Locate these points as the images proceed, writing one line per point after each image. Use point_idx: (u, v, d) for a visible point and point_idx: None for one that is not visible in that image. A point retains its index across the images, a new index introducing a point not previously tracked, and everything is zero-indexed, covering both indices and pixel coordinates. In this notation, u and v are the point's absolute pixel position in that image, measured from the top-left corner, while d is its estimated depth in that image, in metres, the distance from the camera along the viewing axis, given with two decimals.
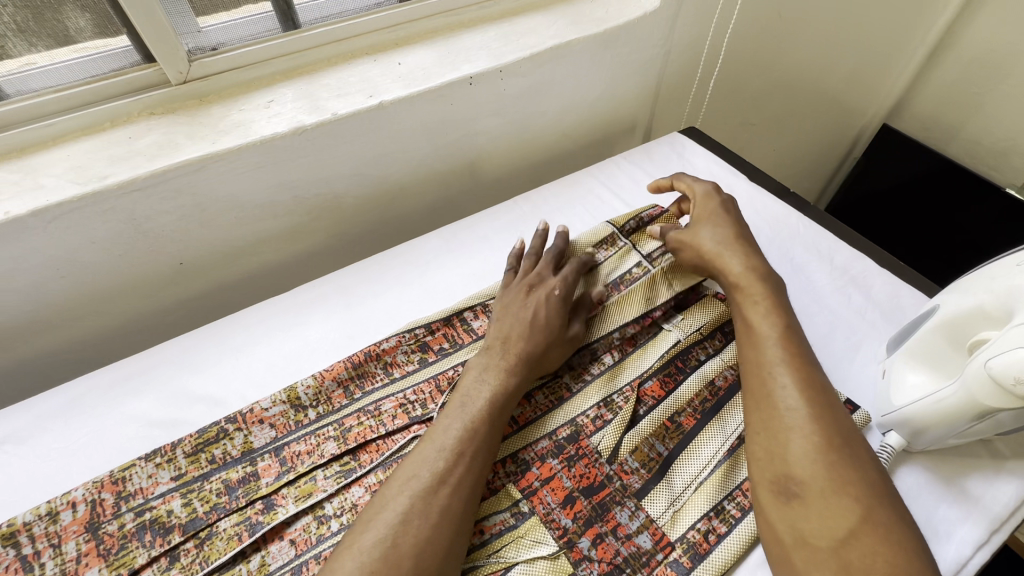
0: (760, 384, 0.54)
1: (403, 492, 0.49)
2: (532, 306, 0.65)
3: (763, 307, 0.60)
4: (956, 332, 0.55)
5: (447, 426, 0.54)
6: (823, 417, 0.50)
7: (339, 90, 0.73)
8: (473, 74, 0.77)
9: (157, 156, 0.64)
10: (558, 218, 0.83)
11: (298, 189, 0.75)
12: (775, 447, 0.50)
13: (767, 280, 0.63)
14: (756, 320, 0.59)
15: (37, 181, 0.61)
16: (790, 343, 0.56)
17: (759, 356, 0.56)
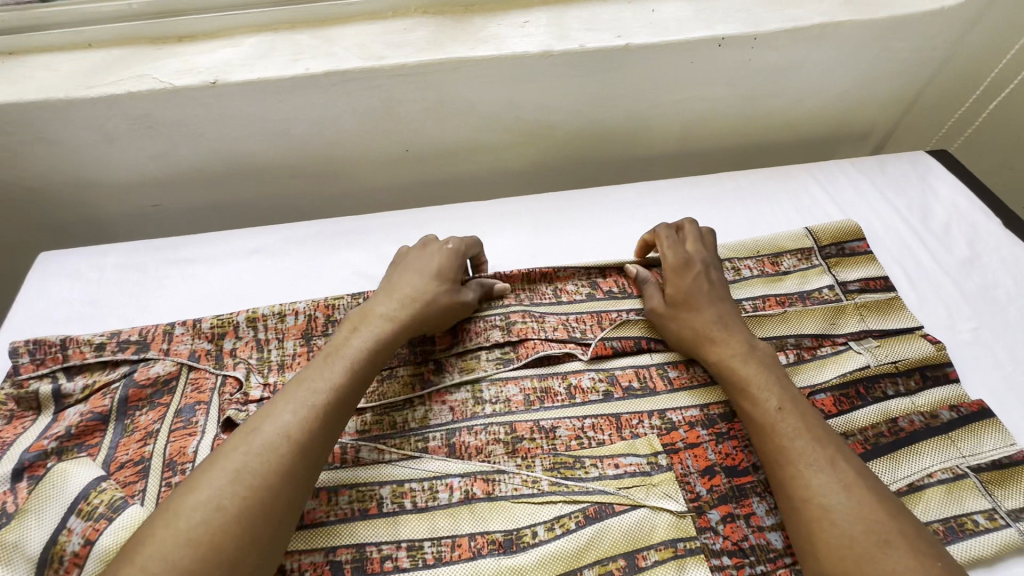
0: (774, 478, 0.50)
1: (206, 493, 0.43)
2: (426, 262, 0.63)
3: (754, 385, 0.55)
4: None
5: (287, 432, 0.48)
6: (844, 509, 0.46)
7: (591, 24, 0.75)
8: (726, 37, 0.74)
9: (424, 50, 0.71)
10: (760, 205, 0.79)
11: (523, 109, 0.79)
12: (808, 551, 0.46)
13: (755, 362, 0.57)
14: (750, 405, 0.54)
15: (331, 49, 0.72)
16: (793, 429, 0.51)
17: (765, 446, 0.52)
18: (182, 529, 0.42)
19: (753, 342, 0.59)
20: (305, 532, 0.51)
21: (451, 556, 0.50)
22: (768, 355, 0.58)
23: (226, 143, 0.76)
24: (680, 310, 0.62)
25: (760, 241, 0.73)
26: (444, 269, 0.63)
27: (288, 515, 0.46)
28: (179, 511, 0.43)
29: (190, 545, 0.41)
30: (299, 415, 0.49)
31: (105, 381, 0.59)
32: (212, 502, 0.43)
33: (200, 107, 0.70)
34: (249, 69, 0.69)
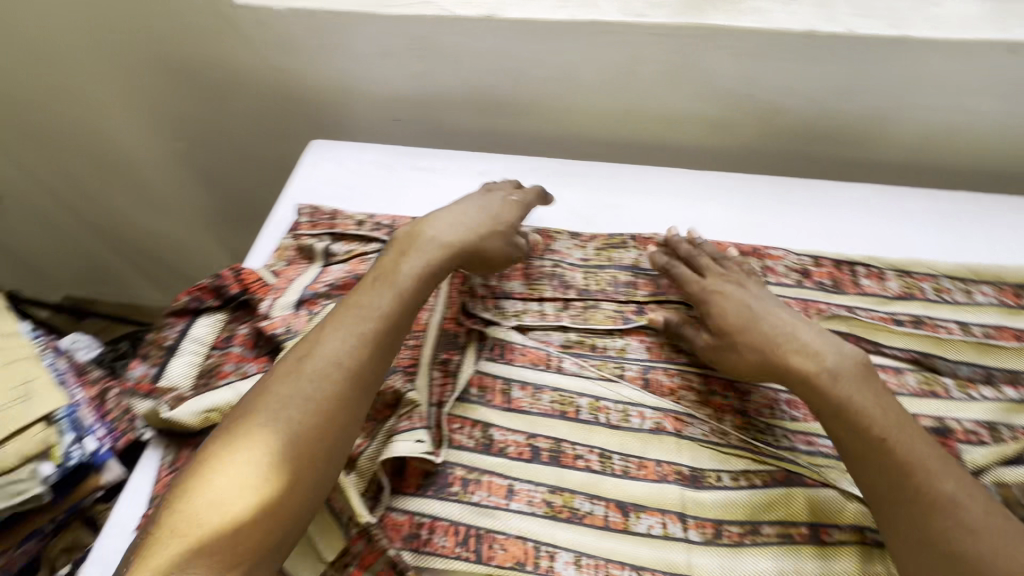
0: (881, 508, 0.48)
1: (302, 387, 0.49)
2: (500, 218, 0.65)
3: (851, 419, 0.50)
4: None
5: (348, 337, 0.52)
6: (964, 549, 0.44)
7: (863, 10, 0.72)
8: (1021, 43, 0.67)
9: (684, 13, 0.73)
10: (1007, 235, 0.72)
11: (760, 88, 0.78)
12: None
13: (843, 389, 0.51)
14: (848, 444, 0.50)
15: (595, 1, 0.76)
16: (900, 472, 0.47)
17: (869, 488, 0.49)
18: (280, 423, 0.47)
19: (840, 364, 0.53)
20: (512, 414, 0.57)
21: (638, 473, 0.54)
22: (858, 366, 0.53)
23: (475, 75, 0.84)
24: (736, 333, 0.57)
25: (1003, 270, 0.67)
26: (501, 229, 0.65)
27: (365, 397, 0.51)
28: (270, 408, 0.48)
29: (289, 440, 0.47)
30: (367, 328, 0.53)
31: (362, 251, 0.70)
32: (303, 402, 0.48)
33: (468, 38, 0.79)
34: (520, 10, 0.76)
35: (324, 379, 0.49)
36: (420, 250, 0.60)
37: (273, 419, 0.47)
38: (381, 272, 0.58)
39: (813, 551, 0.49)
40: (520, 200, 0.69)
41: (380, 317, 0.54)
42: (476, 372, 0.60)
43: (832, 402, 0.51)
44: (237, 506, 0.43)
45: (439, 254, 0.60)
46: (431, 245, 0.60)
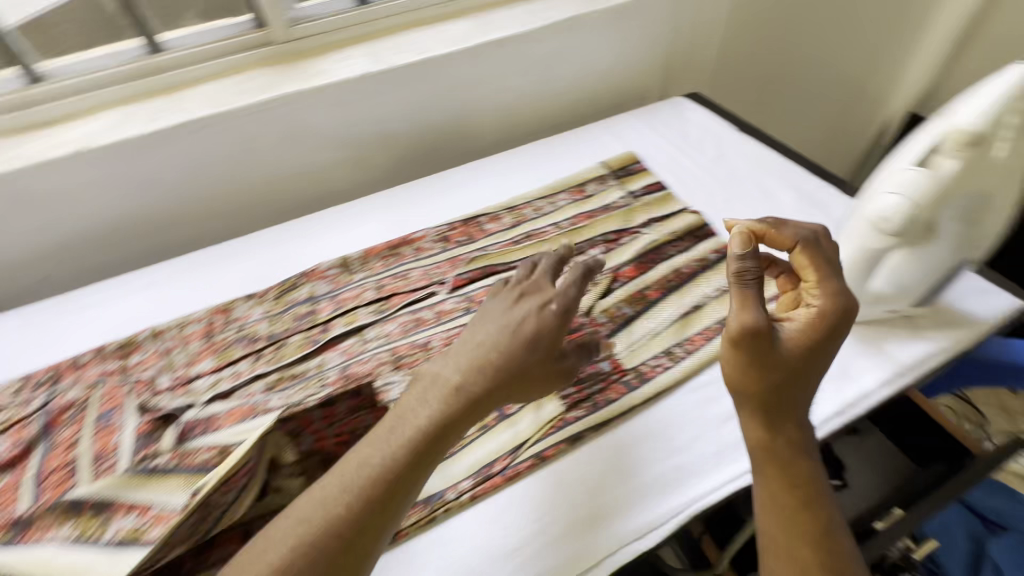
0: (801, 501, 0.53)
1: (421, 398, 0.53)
2: (518, 314, 0.57)
3: (816, 498, 0.53)
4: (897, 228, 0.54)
5: (414, 408, 0.52)
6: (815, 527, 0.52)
7: (398, 49, 0.94)
8: (501, 38, 0.96)
9: (264, 92, 0.88)
10: (567, 155, 0.99)
11: (363, 126, 0.97)
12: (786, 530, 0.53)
13: (809, 472, 0.54)
14: (792, 508, 0.53)
15: (184, 106, 0.85)
16: (829, 555, 0.51)
17: (788, 531, 0.53)
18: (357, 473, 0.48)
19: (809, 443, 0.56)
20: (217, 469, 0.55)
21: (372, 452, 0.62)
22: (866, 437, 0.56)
23: (109, 203, 0.87)
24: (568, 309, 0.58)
25: (568, 179, 0.93)
26: (521, 332, 0.55)
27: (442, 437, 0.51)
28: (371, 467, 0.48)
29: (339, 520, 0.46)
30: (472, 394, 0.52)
31: (23, 416, 0.65)
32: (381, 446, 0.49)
33: (75, 174, 0.81)
34: (115, 132, 0.82)
35: (409, 418, 0.51)
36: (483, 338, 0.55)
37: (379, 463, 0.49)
38: (475, 368, 0.53)
39: (503, 426, 0.62)
40: (550, 309, 0.57)
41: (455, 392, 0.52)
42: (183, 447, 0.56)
43: (794, 483, 0.53)
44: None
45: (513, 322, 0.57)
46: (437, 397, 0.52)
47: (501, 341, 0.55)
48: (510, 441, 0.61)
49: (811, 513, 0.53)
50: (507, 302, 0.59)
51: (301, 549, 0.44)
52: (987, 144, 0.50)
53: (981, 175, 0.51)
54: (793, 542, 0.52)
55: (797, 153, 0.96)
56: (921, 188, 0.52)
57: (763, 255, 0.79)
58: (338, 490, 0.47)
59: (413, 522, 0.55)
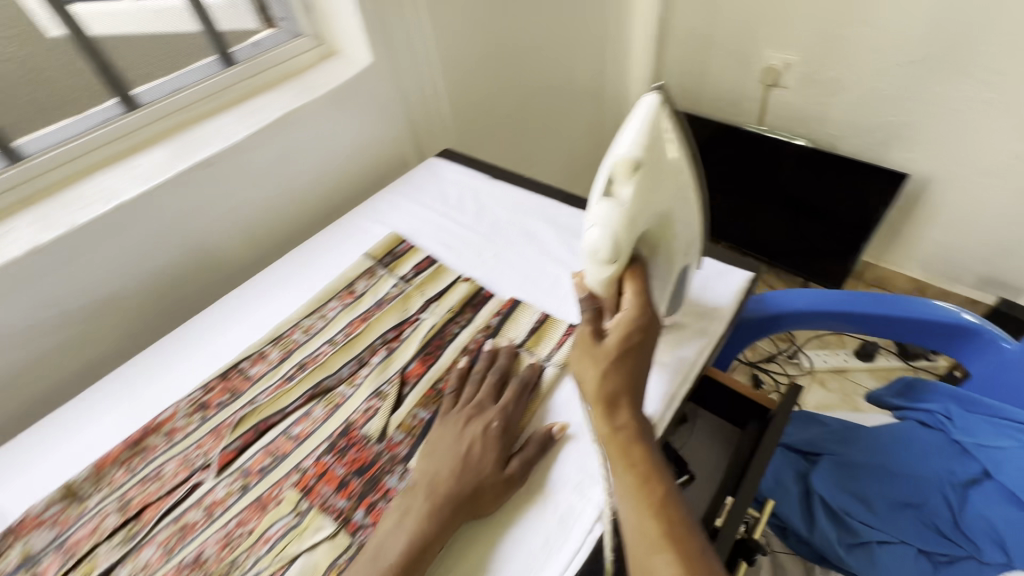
0: (634, 456, 0.50)
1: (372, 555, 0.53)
2: (467, 440, 0.60)
3: (662, 487, 0.49)
4: (608, 263, 0.56)
5: (381, 544, 0.54)
6: (653, 484, 0.49)
7: (78, 203, 0.79)
8: (209, 158, 0.86)
9: None
10: (330, 255, 0.91)
11: (63, 302, 0.79)
12: (632, 493, 0.48)
13: (650, 456, 0.50)
14: (637, 496, 0.48)
15: None
16: (683, 541, 0.45)
17: (636, 521, 0.47)
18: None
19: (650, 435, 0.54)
20: None
21: None
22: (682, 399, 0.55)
23: None
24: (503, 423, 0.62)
25: (335, 282, 0.86)
26: (462, 464, 0.58)
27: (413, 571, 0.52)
28: None
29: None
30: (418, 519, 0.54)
31: None
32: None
33: None
34: None
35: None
36: (443, 466, 0.58)
37: None
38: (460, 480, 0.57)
39: None
40: (486, 435, 0.61)
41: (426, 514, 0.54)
42: None
43: (636, 470, 0.50)
44: None
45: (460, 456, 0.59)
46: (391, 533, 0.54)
47: (449, 468, 0.58)
48: None
49: (662, 502, 0.48)
50: (454, 426, 0.62)
51: None
52: (648, 165, 0.55)
53: (655, 194, 0.56)
54: (644, 539, 0.46)
55: (548, 185, 1.01)
56: (613, 222, 0.55)
57: (540, 300, 0.80)
58: None
59: None
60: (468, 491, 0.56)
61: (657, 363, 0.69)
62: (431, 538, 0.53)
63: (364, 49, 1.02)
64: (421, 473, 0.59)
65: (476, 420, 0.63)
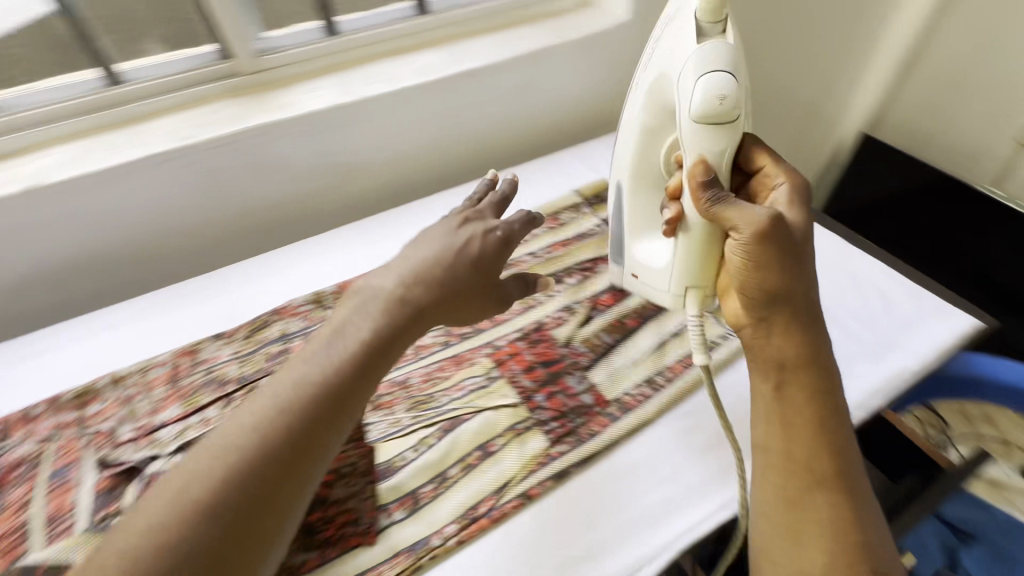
0: (799, 414, 0.50)
1: (335, 331, 0.45)
2: (463, 236, 0.54)
3: (841, 478, 0.48)
4: (716, 105, 0.52)
5: (343, 325, 0.45)
6: (811, 448, 0.49)
7: (369, 79, 0.94)
8: (472, 70, 0.97)
9: (230, 123, 0.86)
10: (542, 183, 0.99)
11: (335, 156, 0.96)
12: (789, 445, 0.50)
13: (819, 419, 0.50)
14: (795, 449, 0.49)
15: (145, 140, 0.83)
16: (829, 507, 0.48)
17: (784, 469, 0.49)
18: (227, 471, 0.37)
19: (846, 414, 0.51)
20: None
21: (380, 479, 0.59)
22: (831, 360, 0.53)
23: (64, 238, 0.83)
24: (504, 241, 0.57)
25: (544, 207, 0.94)
26: (458, 264, 0.51)
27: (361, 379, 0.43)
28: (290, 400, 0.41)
29: (218, 499, 0.36)
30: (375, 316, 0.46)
31: None
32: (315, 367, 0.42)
33: (25, 211, 0.78)
34: (69, 168, 0.79)
35: (311, 368, 0.42)
36: (423, 262, 0.50)
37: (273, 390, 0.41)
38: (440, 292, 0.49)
39: (486, 464, 0.61)
40: (493, 245, 0.55)
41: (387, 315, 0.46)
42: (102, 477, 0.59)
43: (801, 428, 0.50)
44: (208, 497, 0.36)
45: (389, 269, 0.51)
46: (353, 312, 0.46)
47: (439, 255, 0.51)
48: (494, 480, 0.59)
49: (833, 492, 0.48)
50: (445, 226, 0.55)
51: (246, 445, 0.38)
52: None
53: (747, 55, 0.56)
54: (789, 515, 0.48)
55: None
56: (722, 55, 0.53)
57: None
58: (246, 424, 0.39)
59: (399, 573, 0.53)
60: (460, 289, 0.51)
61: (851, 376, 0.68)
62: (385, 348, 0.45)
63: (626, 4, 1.06)
64: (399, 256, 0.52)
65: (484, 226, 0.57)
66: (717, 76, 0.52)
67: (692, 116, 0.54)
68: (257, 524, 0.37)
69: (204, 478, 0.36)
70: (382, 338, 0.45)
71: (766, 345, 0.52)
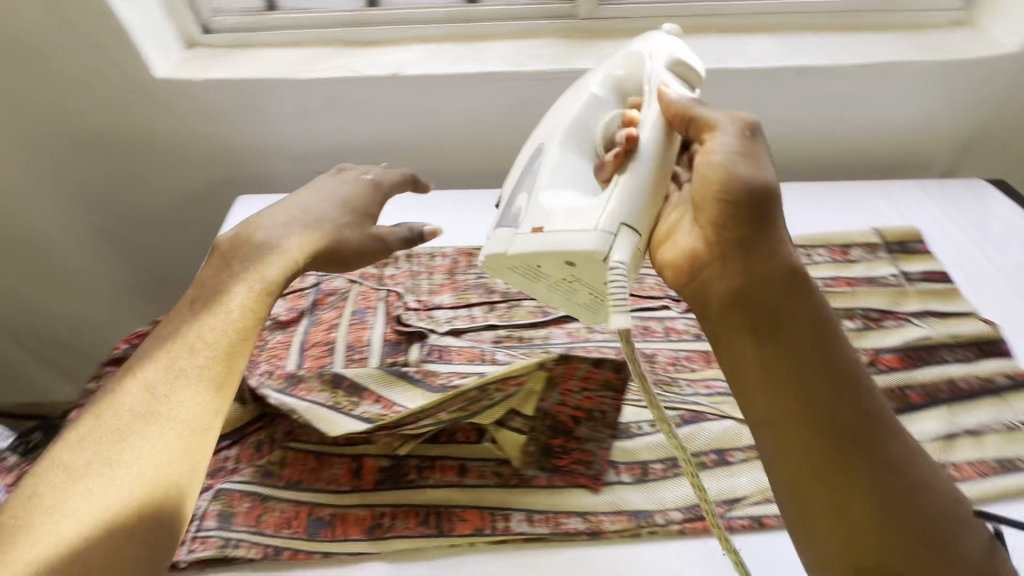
0: (819, 383, 0.44)
1: (281, 260, 0.61)
2: (341, 190, 0.70)
3: (873, 447, 0.43)
4: (720, 111, 0.61)
5: (283, 258, 0.61)
6: (818, 420, 0.43)
7: (693, 51, 0.91)
8: (806, 67, 0.89)
9: (557, 62, 0.90)
10: (835, 210, 0.89)
11: None
12: (810, 416, 0.43)
13: (834, 399, 0.43)
14: (809, 419, 0.43)
15: (484, 58, 0.91)
16: (855, 502, 0.41)
17: (805, 441, 0.43)
18: (224, 313, 0.56)
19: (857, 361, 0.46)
20: (428, 391, 0.61)
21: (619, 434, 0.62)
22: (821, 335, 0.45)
23: (393, 125, 0.94)
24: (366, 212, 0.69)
25: (834, 235, 0.84)
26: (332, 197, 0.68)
27: (246, 340, 0.55)
28: (177, 332, 0.54)
29: (206, 378, 0.51)
30: (276, 264, 0.60)
31: (300, 288, 0.76)
32: (225, 311, 0.56)
33: (378, 93, 0.90)
34: (420, 67, 0.89)
35: (241, 291, 0.57)
36: (319, 198, 0.68)
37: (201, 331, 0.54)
38: (291, 241, 0.63)
39: (722, 471, 0.59)
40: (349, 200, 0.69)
41: (268, 268, 0.60)
42: (389, 329, 0.70)
43: (812, 399, 0.43)
44: (150, 463, 0.47)
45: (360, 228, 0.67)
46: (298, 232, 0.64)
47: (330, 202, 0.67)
48: (727, 489, 0.58)
49: (871, 459, 0.42)
50: (335, 181, 0.72)
51: (174, 396, 0.50)
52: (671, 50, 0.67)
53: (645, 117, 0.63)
54: (828, 492, 0.42)
55: None
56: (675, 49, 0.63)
57: None
58: (188, 358, 0.52)
59: (618, 529, 0.54)
60: (349, 240, 0.66)
61: None
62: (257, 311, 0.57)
63: None
64: (331, 207, 0.67)
65: (347, 187, 0.70)
66: (634, 60, 0.63)
67: (655, 83, 0.59)
68: (118, 423, 0.48)
69: (212, 353, 0.53)
70: (276, 268, 0.60)
71: (720, 275, 0.48)
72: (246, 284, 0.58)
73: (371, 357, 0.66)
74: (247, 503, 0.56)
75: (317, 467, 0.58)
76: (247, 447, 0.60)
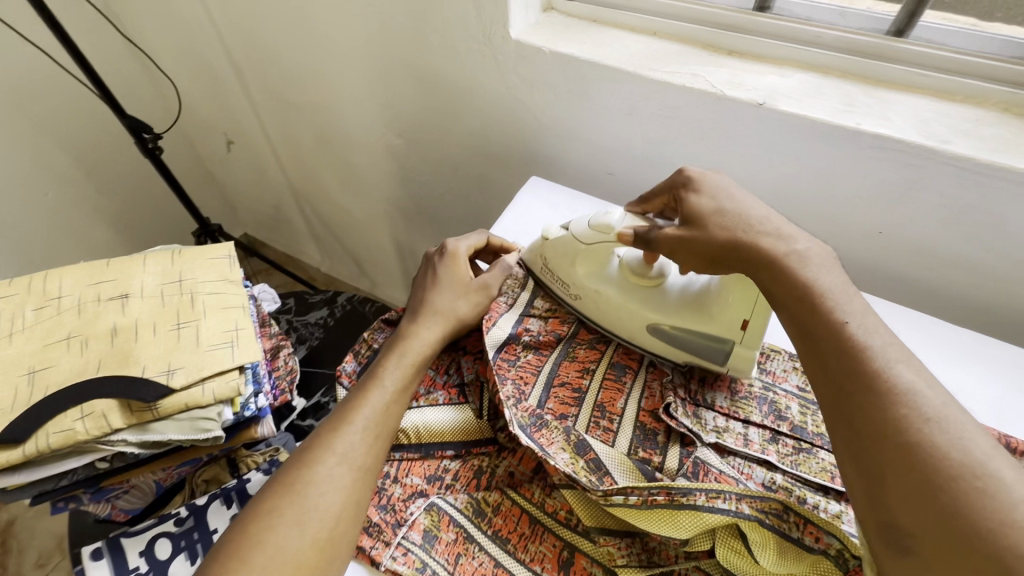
0: (840, 412, 0.42)
1: (403, 356, 0.59)
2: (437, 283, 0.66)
3: (902, 455, 0.37)
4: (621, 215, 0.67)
5: (403, 356, 0.59)
6: (860, 452, 0.40)
7: None
8: None
9: (1000, 150, 0.63)
10: None
11: None
12: (847, 450, 0.41)
13: (863, 418, 0.40)
14: (849, 451, 0.41)
15: (887, 115, 0.68)
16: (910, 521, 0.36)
17: (855, 480, 0.40)
18: (321, 502, 0.49)
19: (867, 333, 0.44)
20: None
21: None
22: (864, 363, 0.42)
23: (721, 156, 0.80)
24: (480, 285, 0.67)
25: None
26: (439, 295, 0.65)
27: (383, 444, 0.54)
28: (322, 437, 0.53)
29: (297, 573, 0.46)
30: (404, 372, 0.58)
31: (562, 312, 0.69)
32: (369, 414, 0.54)
33: (726, 117, 0.75)
34: (797, 103, 0.70)
35: (382, 396, 0.56)
36: (425, 298, 0.65)
37: (343, 438, 0.52)
38: (417, 341, 0.61)
39: None
40: (453, 281, 0.66)
41: (406, 369, 0.58)
42: (645, 410, 0.59)
43: (847, 435, 0.41)
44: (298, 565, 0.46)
45: (469, 288, 0.65)
46: (430, 322, 0.62)
47: (440, 300, 0.64)
48: None
49: (908, 465, 0.37)
50: (452, 289, 0.65)
51: (321, 504, 0.49)
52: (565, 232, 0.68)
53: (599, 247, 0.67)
54: (891, 522, 0.37)
55: None
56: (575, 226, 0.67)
57: None
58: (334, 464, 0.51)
59: None
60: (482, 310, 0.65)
61: None
62: (397, 411, 0.56)
63: None
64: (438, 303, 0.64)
65: (442, 275, 0.67)
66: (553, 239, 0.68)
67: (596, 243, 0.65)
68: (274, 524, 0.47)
69: (299, 563, 0.46)
70: (407, 355, 0.59)
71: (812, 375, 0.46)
72: (386, 386, 0.56)
73: (616, 433, 0.57)
74: (450, 533, 0.52)
75: (532, 531, 0.52)
76: (468, 469, 0.57)
